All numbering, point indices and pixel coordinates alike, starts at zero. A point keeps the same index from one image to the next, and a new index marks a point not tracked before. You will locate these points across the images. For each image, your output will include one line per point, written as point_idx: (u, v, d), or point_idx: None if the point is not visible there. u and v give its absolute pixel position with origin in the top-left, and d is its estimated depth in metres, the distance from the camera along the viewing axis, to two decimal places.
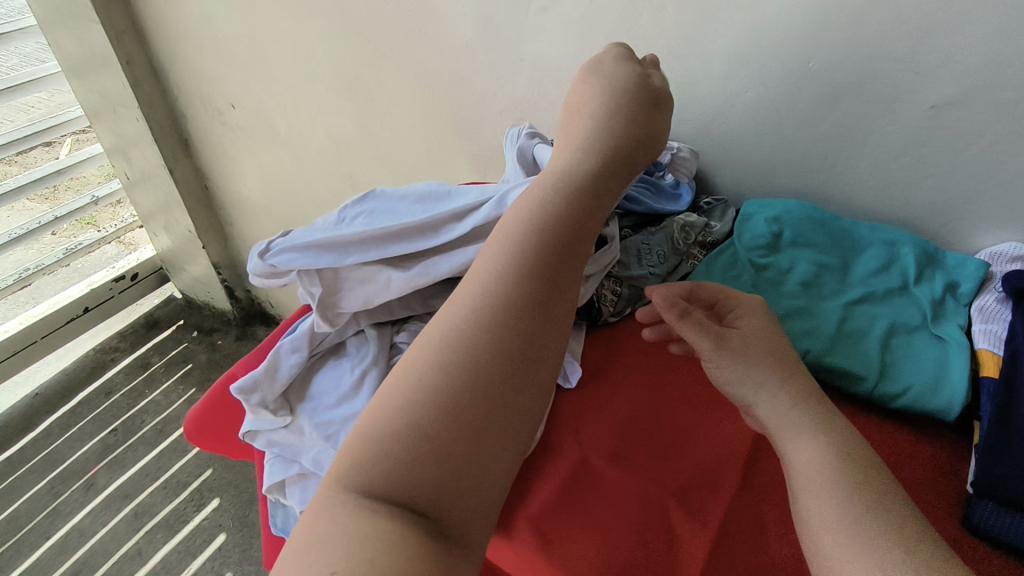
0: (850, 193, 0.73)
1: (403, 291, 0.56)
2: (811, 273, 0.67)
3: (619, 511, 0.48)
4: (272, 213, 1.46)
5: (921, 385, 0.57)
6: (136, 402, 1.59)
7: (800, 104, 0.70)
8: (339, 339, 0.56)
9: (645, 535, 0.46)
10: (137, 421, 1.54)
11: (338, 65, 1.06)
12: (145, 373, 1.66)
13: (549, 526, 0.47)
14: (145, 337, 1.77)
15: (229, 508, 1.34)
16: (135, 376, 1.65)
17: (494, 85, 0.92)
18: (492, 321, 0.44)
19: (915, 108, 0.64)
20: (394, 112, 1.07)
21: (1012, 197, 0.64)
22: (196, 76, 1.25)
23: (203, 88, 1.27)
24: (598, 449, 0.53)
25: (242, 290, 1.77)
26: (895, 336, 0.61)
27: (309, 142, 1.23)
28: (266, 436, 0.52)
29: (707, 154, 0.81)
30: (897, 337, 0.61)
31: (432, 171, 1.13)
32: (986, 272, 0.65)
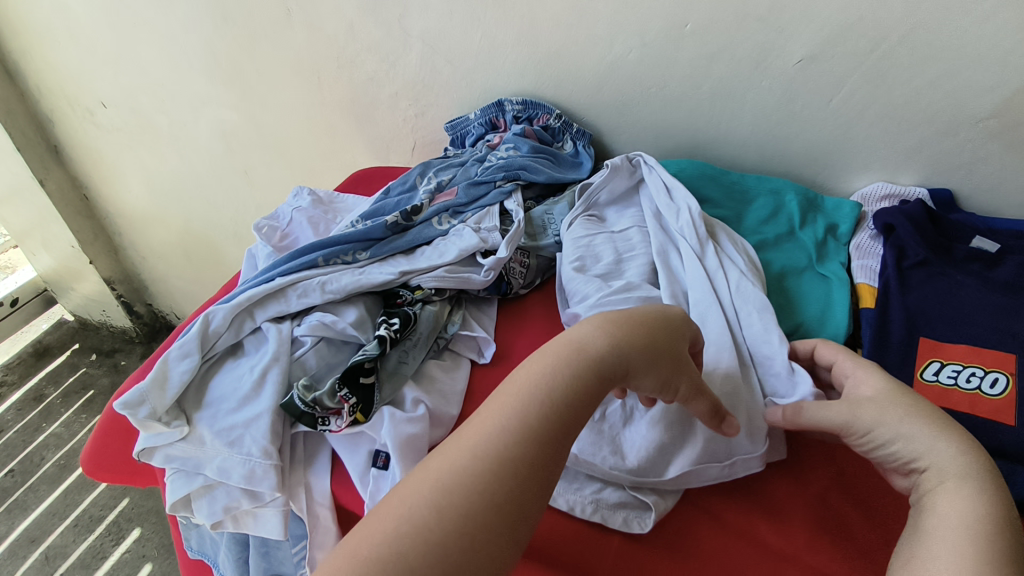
0: (735, 148, 0.77)
1: (300, 283, 0.56)
2: None
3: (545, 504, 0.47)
4: (164, 218, 1.36)
5: (809, 322, 0.60)
6: (32, 439, 1.44)
7: (681, 62, 0.72)
8: (234, 340, 0.53)
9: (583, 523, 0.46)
10: (36, 459, 1.40)
11: (214, 53, 0.99)
12: (40, 407, 1.50)
13: None
14: (32, 368, 1.59)
15: (152, 536, 1.24)
16: (27, 411, 1.49)
17: (383, 64, 0.89)
18: (551, 416, 0.35)
19: (785, 63, 0.67)
20: (284, 100, 1.02)
21: (872, 140, 0.69)
22: (57, 76, 1.14)
23: (66, 89, 1.15)
24: None
25: (141, 303, 1.66)
26: (787, 278, 0.65)
27: (195, 138, 1.15)
28: (162, 452, 0.48)
29: (600, 119, 0.82)
30: (789, 279, 0.65)
31: (331, 159, 1.09)
32: (859, 212, 0.70)
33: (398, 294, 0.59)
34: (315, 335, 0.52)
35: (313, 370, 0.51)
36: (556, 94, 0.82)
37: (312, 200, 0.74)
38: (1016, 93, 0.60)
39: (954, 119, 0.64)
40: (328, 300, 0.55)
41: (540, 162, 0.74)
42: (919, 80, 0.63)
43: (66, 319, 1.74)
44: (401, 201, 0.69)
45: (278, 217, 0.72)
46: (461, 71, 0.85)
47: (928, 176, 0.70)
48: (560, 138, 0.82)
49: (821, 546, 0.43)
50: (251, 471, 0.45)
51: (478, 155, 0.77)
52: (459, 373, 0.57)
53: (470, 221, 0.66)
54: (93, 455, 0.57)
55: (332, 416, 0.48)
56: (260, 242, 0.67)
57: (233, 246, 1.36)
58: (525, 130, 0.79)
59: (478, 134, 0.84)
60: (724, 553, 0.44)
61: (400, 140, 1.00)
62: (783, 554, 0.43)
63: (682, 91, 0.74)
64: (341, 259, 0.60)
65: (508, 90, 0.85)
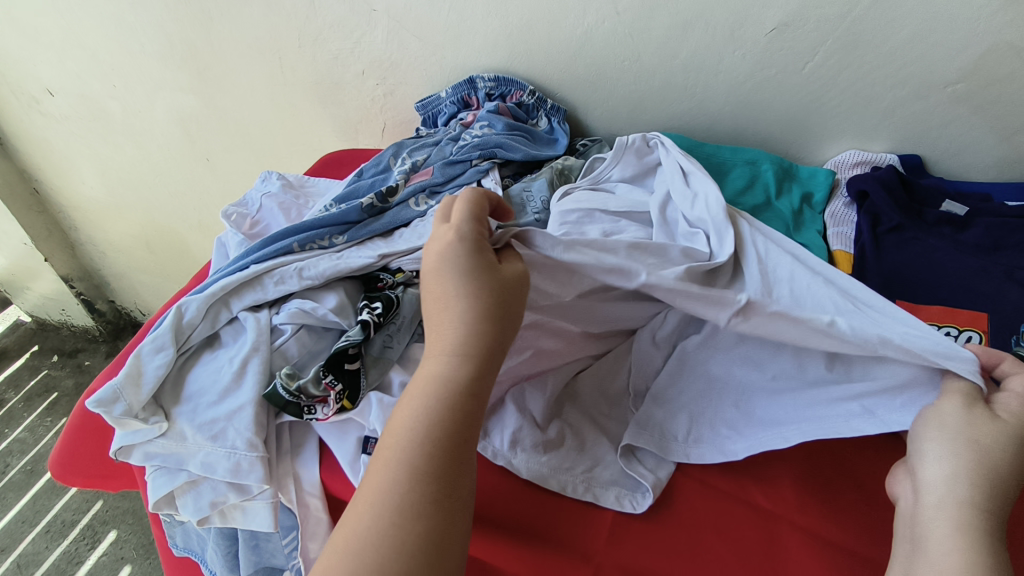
0: (710, 119, 0.77)
1: (276, 270, 0.54)
2: None
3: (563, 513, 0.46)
4: (123, 210, 1.30)
5: None
6: None
7: (655, 32, 0.71)
8: (210, 331, 0.51)
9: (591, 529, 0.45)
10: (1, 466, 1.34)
11: (166, 34, 0.94)
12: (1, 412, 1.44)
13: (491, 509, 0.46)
14: None
15: (130, 537, 1.21)
16: None
17: (348, 42, 0.86)
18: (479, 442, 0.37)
19: (759, 31, 0.67)
20: (245, 83, 0.98)
21: (843, 107, 0.70)
22: None
23: (8, 77, 1.08)
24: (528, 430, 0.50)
25: (103, 301, 1.59)
26: None
27: (152, 125, 1.10)
28: (141, 450, 0.46)
29: (574, 94, 0.81)
30: None
31: (297, 144, 1.06)
32: (832, 179, 0.71)
33: (379, 278, 0.57)
34: (295, 323, 0.51)
35: (295, 359, 0.50)
36: (528, 69, 0.81)
37: (282, 184, 0.72)
38: (982, 56, 0.61)
39: (923, 85, 0.65)
40: (306, 286, 0.53)
41: (516, 139, 0.73)
42: (889, 45, 0.64)
43: (21, 320, 1.66)
44: (375, 182, 0.67)
45: (247, 203, 0.69)
46: (430, 47, 0.83)
47: (897, 142, 0.71)
48: (534, 115, 0.81)
49: (811, 503, 0.45)
50: (237, 464, 0.44)
51: (452, 134, 0.75)
52: None
53: (447, 201, 0.64)
54: (63, 461, 0.54)
55: (319, 404, 0.47)
56: (230, 229, 0.65)
57: (199, 237, 1.32)
58: (498, 106, 0.78)
59: (450, 113, 0.82)
60: (720, 519, 0.44)
61: (369, 121, 0.97)
62: (777, 515, 0.44)
63: (656, 63, 0.74)
64: (318, 244, 0.58)
65: (480, 67, 0.83)
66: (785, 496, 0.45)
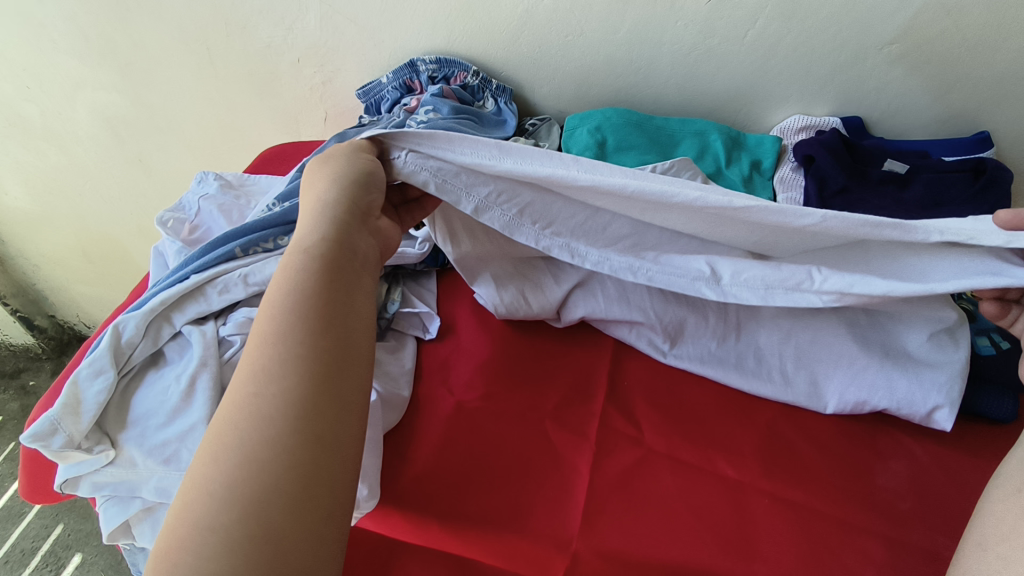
0: (655, 92, 0.77)
1: (218, 278, 0.51)
2: None
3: (807, 524, 0.44)
4: (53, 220, 1.22)
5: None
6: None
7: (596, 4, 0.69)
8: (153, 349, 0.48)
9: (801, 539, 0.43)
10: None
11: (79, 29, 0.88)
12: None
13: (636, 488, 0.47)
14: None
15: (97, 559, 1.16)
16: None
17: (279, 29, 0.82)
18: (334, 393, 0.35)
19: (698, 2, 0.66)
20: (173, 76, 0.92)
21: (785, 75, 0.71)
22: None
23: None
24: (658, 436, 0.50)
25: (43, 316, 1.48)
26: None
27: (74, 127, 1.03)
28: (90, 480, 0.44)
29: (520, 71, 0.79)
30: None
31: (236, 139, 1.02)
32: (780, 146, 0.73)
33: None
34: (244, 333, 0.48)
35: None
36: (470, 50, 0.78)
37: (220, 184, 0.68)
38: (914, 17, 0.62)
39: (861, 49, 0.66)
40: (253, 293, 0.51)
41: (463, 123, 0.71)
42: (826, 10, 0.64)
43: None
44: None
45: (183, 207, 0.66)
46: (366, 30, 0.79)
47: (840, 105, 0.72)
48: (479, 96, 0.79)
49: (902, 513, 0.44)
50: None
51: (397, 121, 0.72)
52: (406, 353, 0.55)
53: None
54: (31, 490, 0.52)
55: None
56: (167, 237, 0.62)
57: (138, 242, 1.25)
58: (442, 89, 0.75)
59: (394, 99, 0.80)
60: (662, 484, 0.47)
61: (309, 111, 0.93)
62: (854, 526, 0.44)
63: (599, 37, 0.72)
64: (262, 247, 0.54)
65: (420, 49, 0.80)
66: (888, 480, 0.47)
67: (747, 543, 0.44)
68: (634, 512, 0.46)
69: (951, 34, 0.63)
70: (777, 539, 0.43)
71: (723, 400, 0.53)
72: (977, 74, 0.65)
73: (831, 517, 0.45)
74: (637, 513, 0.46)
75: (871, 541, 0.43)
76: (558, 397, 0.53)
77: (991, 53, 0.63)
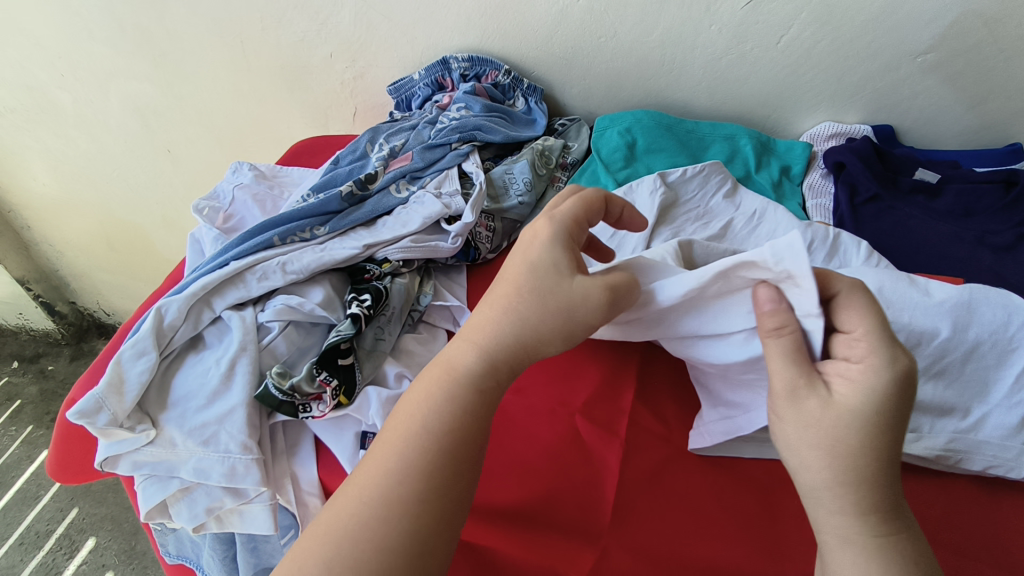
0: (685, 96, 0.77)
1: (258, 265, 0.52)
2: None
3: None
4: (80, 208, 1.23)
5: None
6: None
7: (631, 6, 0.70)
8: (193, 332, 0.49)
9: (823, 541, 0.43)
10: None
11: (117, 20, 0.89)
12: None
13: (660, 483, 0.48)
14: None
15: (110, 544, 1.17)
16: None
17: (313, 24, 0.83)
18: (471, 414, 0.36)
19: (733, 7, 0.67)
20: (206, 68, 0.93)
21: (817, 82, 0.71)
22: None
23: None
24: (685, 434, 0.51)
25: (64, 302, 1.50)
26: None
27: (106, 116, 1.04)
28: (129, 458, 0.44)
29: (551, 72, 0.80)
30: None
31: (264, 132, 1.03)
32: (809, 152, 0.73)
33: (364, 269, 0.55)
34: (282, 319, 0.49)
35: (285, 357, 0.49)
36: (503, 49, 0.79)
37: (254, 175, 0.69)
38: (950, 27, 0.62)
39: (895, 57, 0.66)
40: (291, 281, 0.52)
41: (494, 121, 0.72)
42: (862, 18, 0.64)
43: None
44: (353, 170, 0.65)
45: (218, 196, 0.67)
46: (401, 27, 0.80)
47: (870, 113, 0.73)
48: (510, 95, 0.80)
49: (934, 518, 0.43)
50: (233, 468, 0.43)
51: (429, 117, 0.73)
52: (438, 346, 0.55)
53: (430, 187, 0.63)
54: (59, 470, 0.52)
55: (313, 401, 0.46)
56: (203, 225, 0.62)
57: (162, 232, 1.27)
58: (475, 87, 0.76)
59: (425, 96, 0.81)
60: (688, 481, 0.48)
61: (339, 106, 0.94)
62: None
63: (632, 39, 0.73)
64: (299, 237, 0.56)
65: (453, 48, 0.81)
66: (920, 485, 0.45)
67: (773, 542, 0.44)
68: (660, 511, 0.46)
69: (987, 45, 0.63)
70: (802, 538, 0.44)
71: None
72: (1011, 86, 0.65)
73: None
74: (661, 508, 0.46)
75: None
76: (587, 394, 0.53)
77: None
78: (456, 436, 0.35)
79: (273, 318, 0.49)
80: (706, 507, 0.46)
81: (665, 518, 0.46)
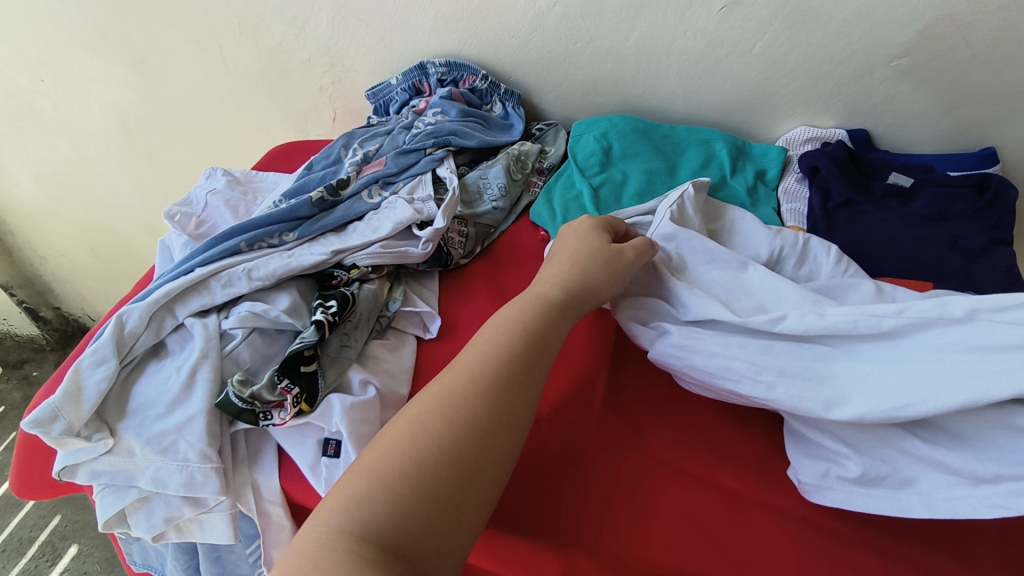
0: (662, 100, 0.77)
1: (223, 271, 0.51)
2: (643, 180, 0.70)
3: (798, 533, 0.44)
4: (62, 213, 1.23)
5: None
6: None
7: (607, 11, 0.70)
8: (155, 340, 0.49)
9: (791, 549, 0.43)
10: None
11: (95, 25, 0.89)
12: None
13: (629, 489, 0.47)
14: None
15: (92, 551, 1.16)
16: None
17: (290, 29, 0.83)
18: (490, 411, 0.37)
19: (708, 11, 0.67)
20: (185, 73, 0.93)
21: (792, 86, 0.71)
22: None
23: None
24: (653, 439, 0.50)
25: (48, 308, 1.49)
26: None
27: (86, 121, 1.04)
28: (87, 467, 0.44)
29: (528, 77, 0.80)
30: None
31: (245, 137, 1.02)
32: (785, 157, 0.73)
33: (333, 275, 0.55)
34: (246, 326, 0.49)
35: (248, 364, 0.48)
36: (480, 54, 0.79)
37: (227, 180, 0.69)
38: (923, 31, 0.62)
39: (869, 62, 0.66)
40: (257, 288, 0.51)
41: (470, 126, 0.72)
42: (835, 23, 0.64)
43: None
44: (326, 175, 0.65)
45: (191, 202, 0.66)
46: (378, 32, 0.80)
47: (845, 118, 0.73)
48: (487, 100, 0.80)
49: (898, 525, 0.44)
50: (191, 477, 0.42)
51: (405, 122, 0.73)
52: (406, 352, 0.55)
53: (402, 192, 0.63)
54: (18, 484, 0.51)
55: (275, 409, 0.45)
56: (174, 231, 0.62)
57: (145, 236, 1.26)
58: (451, 92, 0.76)
59: (402, 100, 0.80)
60: (657, 488, 0.47)
61: (318, 111, 0.94)
62: (844, 536, 0.44)
63: (609, 44, 0.73)
64: (267, 243, 0.56)
65: (430, 53, 0.81)
66: None
67: (741, 549, 0.43)
68: (626, 516, 0.46)
69: (960, 49, 0.63)
70: (770, 545, 0.43)
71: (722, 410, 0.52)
72: (984, 90, 0.65)
73: (822, 527, 0.44)
74: (630, 515, 0.46)
75: (864, 552, 0.43)
76: (555, 400, 0.53)
77: (999, 70, 0.63)
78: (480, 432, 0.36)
79: (236, 325, 0.48)
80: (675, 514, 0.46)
81: (634, 525, 0.45)
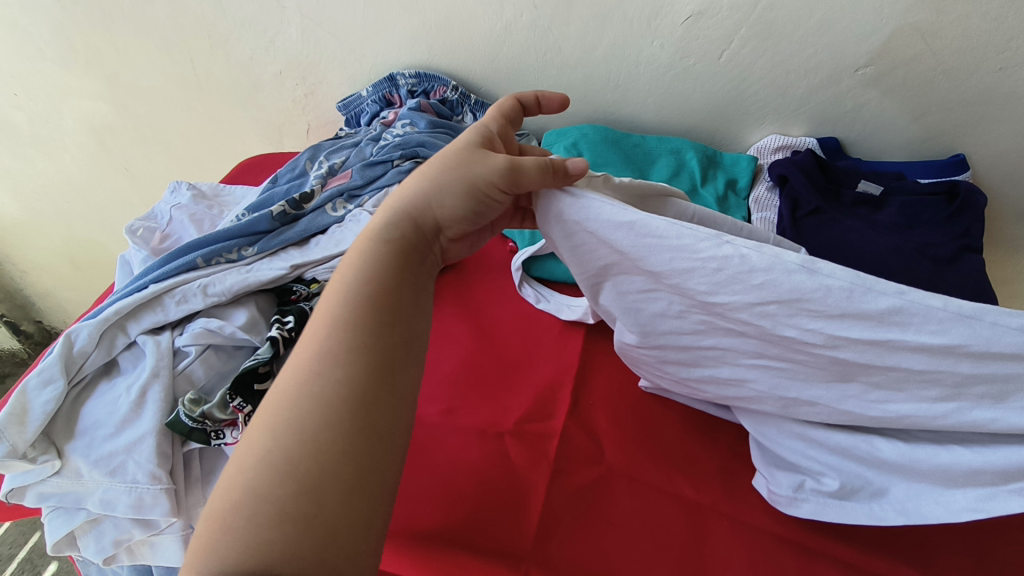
0: (633, 110, 0.77)
1: (177, 288, 0.51)
2: None
3: (759, 547, 0.43)
4: (41, 227, 1.22)
5: None
6: None
7: (574, 22, 0.70)
8: (106, 358, 0.48)
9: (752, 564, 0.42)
10: None
11: (65, 38, 0.88)
12: None
13: (590, 504, 0.46)
14: None
15: (72, 568, 1.15)
16: None
17: (261, 41, 0.82)
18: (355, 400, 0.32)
19: (674, 21, 0.66)
20: (158, 85, 0.93)
21: (761, 95, 0.71)
22: None
23: None
24: (615, 452, 0.50)
25: (29, 321, 1.47)
26: None
27: (61, 135, 1.03)
28: (35, 490, 0.43)
29: (499, 88, 0.79)
30: None
31: (221, 149, 1.02)
32: (755, 166, 0.73)
33: (292, 290, 0.55)
34: (200, 344, 0.48)
35: (201, 382, 0.47)
36: (450, 65, 0.79)
37: (193, 194, 0.68)
38: (888, 40, 0.62)
39: (835, 71, 0.66)
40: (212, 304, 0.51)
41: (439, 138, 0.72)
42: (801, 32, 0.64)
43: None
44: (291, 188, 0.64)
45: (155, 217, 0.66)
46: (348, 44, 0.80)
47: (815, 126, 0.72)
48: (458, 111, 0.79)
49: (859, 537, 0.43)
50: (140, 499, 0.41)
51: (373, 134, 0.73)
52: None
53: (367, 205, 0.62)
54: None
55: (227, 428, 0.45)
56: (135, 246, 0.61)
57: (125, 249, 1.25)
58: (421, 104, 0.76)
59: (372, 112, 0.80)
60: (618, 502, 0.46)
61: (292, 123, 0.94)
62: (807, 549, 0.43)
63: (577, 55, 0.73)
64: (225, 258, 0.55)
65: (401, 64, 0.81)
66: None
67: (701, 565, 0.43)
68: (588, 531, 0.45)
69: (925, 57, 0.63)
70: (731, 560, 0.43)
71: (686, 423, 0.52)
72: (951, 97, 0.65)
73: (786, 539, 0.44)
74: (591, 530, 0.45)
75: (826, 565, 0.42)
76: (518, 414, 0.52)
77: (965, 77, 0.63)
78: (352, 426, 0.31)
79: (189, 343, 0.47)
80: (635, 529, 0.45)
81: (596, 541, 0.44)
